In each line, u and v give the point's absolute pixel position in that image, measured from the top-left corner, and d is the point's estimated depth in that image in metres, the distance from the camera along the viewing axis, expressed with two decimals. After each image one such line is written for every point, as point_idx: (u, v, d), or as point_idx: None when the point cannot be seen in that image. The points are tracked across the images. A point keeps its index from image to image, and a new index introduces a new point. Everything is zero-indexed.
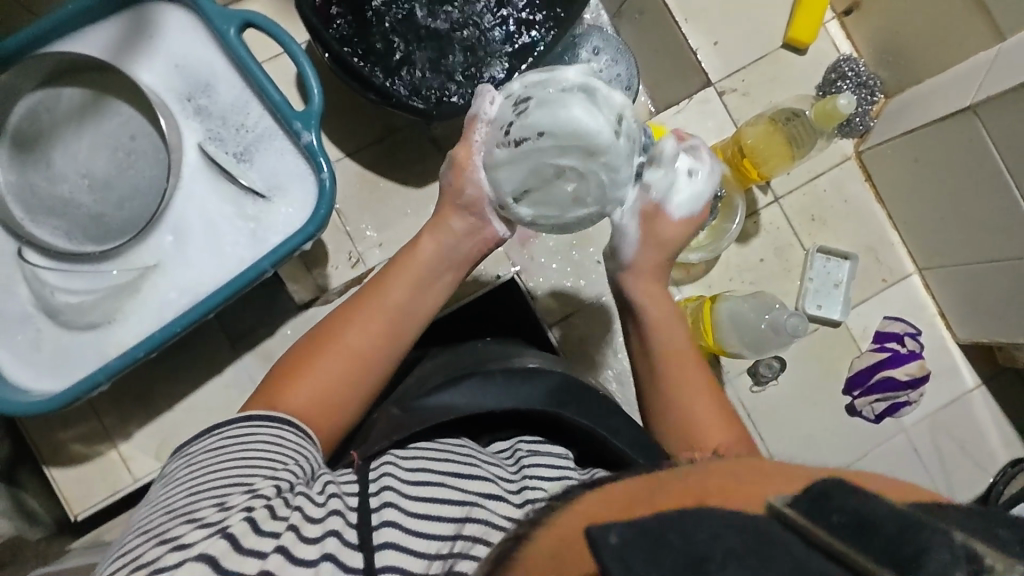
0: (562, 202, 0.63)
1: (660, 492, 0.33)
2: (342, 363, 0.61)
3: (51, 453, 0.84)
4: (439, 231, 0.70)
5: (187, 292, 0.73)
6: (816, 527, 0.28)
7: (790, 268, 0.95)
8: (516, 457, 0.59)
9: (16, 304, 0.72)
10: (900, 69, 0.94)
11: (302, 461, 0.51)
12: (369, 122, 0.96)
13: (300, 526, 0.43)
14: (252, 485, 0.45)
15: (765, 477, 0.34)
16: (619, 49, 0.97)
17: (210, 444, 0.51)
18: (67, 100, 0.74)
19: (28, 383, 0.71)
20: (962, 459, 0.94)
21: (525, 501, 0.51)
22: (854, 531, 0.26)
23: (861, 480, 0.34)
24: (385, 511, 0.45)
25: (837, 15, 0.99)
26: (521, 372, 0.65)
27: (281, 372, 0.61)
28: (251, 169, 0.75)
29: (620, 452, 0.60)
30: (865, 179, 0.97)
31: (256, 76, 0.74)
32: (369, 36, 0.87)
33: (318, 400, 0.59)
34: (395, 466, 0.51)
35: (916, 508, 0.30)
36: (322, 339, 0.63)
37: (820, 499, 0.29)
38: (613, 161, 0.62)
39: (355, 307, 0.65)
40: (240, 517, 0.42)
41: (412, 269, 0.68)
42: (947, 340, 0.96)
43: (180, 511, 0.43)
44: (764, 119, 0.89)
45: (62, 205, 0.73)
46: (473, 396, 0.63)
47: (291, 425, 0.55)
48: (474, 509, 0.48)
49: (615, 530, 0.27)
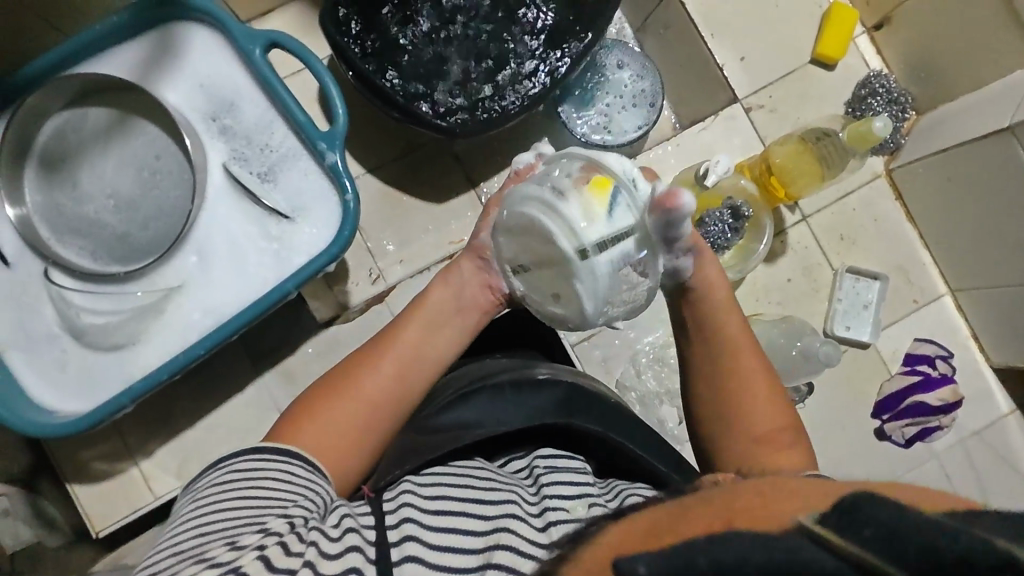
0: (549, 291, 0.61)
1: (683, 523, 0.33)
2: (356, 407, 0.63)
3: (73, 470, 0.84)
4: (449, 277, 0.74)
5: (210, 313, 0.73)
6: (848, 542, 0.27)
7: (818, 288, 0.94)
8: (534, 475, 0.61)
9: (43, 324, 0.72)
10: (931, 83, 0.92)
11: (314, 496, 0.52)
12: (391, 139, 0.95)
13: (317, 563, 0.44)
14: (264, 523, 0.46)
15: (790, 493, 0.34)
16: (644, 64, 0.98)
17: (217, 478, 0.52)
18: (94, 120, 0.74)
19: (52, 404, 0.71)
20: (999, 486, 0.91)
21: (548, 524, 0.53)
22: (884, 543, 0.26)
23: (894, 491, 0.34)
24: (407, 545, 0.46)
25: (867, 29, 0.97)
26: (530, 383, 0.70)
27: (295, 415, 0.62)
28: (275, 189, 0.75)
29: (636, 456, 0.66)
30: (895, 197, 0.95)
31: (282, 97, 0.74)
32: (392, 53, 0.87)
33: (332, 442, 0.60)
34: (414, 495, 0.53)
35: (947, 516, 0.29)
36: (338, 385, 0.64)
37: (848, 511, 0.28)
38: (580, 275, 0.55)
39: (367, 352, 0.68)
40: (253, 556, 0.42)
41: (426, 312, 0.72)
42: (981, 362, 0.94)
43: (189, 554, 0.44)
44: (793, 139, 0.87)
45: (88, 225, 0.74)
46: (485, 410, 0.69)
47: (299, 460, 0.56)
48: (503, 536, 0.49)
49: (644, 560, 0.29)
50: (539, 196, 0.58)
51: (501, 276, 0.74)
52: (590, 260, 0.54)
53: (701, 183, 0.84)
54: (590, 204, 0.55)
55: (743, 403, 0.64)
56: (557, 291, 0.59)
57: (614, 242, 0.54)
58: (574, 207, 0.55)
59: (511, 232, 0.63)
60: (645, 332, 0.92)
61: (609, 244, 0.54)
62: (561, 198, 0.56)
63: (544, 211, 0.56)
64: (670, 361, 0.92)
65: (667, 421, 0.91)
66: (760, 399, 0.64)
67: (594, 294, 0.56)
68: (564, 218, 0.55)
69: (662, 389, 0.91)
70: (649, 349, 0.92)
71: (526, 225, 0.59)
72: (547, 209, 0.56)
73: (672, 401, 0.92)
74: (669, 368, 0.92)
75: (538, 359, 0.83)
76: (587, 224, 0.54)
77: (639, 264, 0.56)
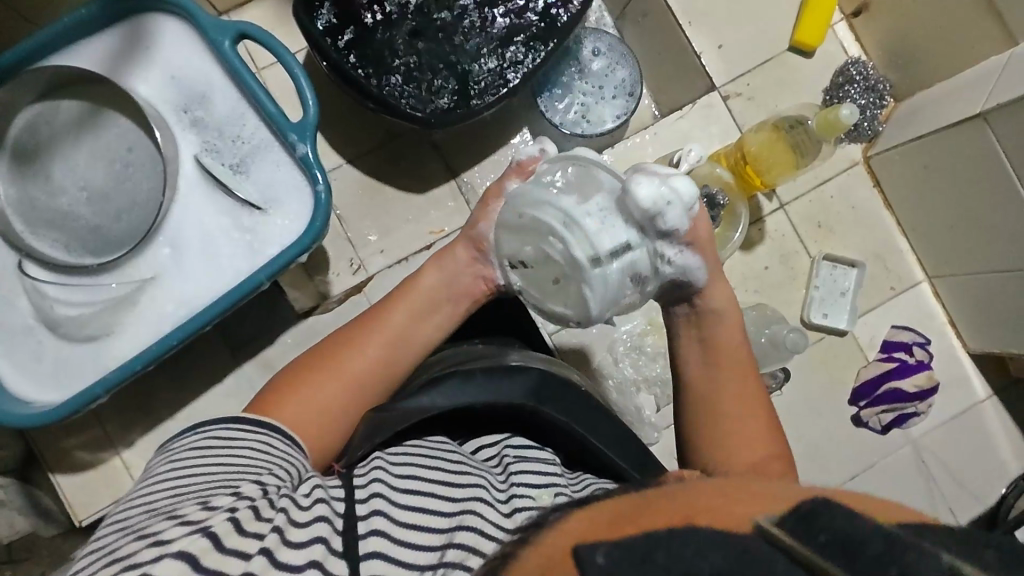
0: (549, 290, 0.62)
1: (646, 510, 0.34)
2: (338, 382, 0.66)
3: (56, 460, 0.85)
4: (443, 262, 0.76)
5: (184, 305, 0.74)
6: (803, 545, 0.29)
7: (796, 276, 0.94)
8: (504, 463, 0.62)
9: (17, 316, 0.73)
10: (909, 72, 0.92)
11: (289, 466, 0.54)
12: (370, 129, 0.96)
13: (284, 531, 0.44)
14: (237, 488, 0.48)
15: (752, 491, 0.35)
16: (622, 53, 0.98)
17: (195, 442, 0.54)
18: (65, 113, 0.75)
19: (30, 393, 0.72)
20: (973, 472, 0.91)
21: (513, 510, 0.54)
22: (839, 551, 0.27)
23: (846, 494, 0.35)
24: (374, 519, 0.47)
25: (845, 16, 0.96)
26: (502, 369, 0.69)
27: (277, 387, 0.65)
28: (247, 181, 0.75)
29: (600, 450, 0.66)
30: (873, 183, 0.95)
31: (252, 89, 0.74)
32: (366, 43, 0.87)
33: (310, 412, 0.63)
34: (385, 472, 0.53)
35: (898, 526, 0.31)
36: (322, 363, 0.67)
37: (806, 519, 0.29)
38: (592, 283, 0.57)
39: (353, 332, 0.71)
40: (223, 517, 0.44)
41: (415, 296, 0.74)
42: (958, 349, 0.94)
43: (161, 510, 0.46)
44: (768, 126, 0.86)
45: (62, 218, 0.73)
46: (454, 395, 0.66)
47: (279, 433, 0.58)
48: (465, 518, 0.50)
49: (603, 549, 0.30)
50: (553, 203, 0.59)
51: (496, 268, 0.75)
52: (603, 267, 0.57)
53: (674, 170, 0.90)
54: (604, 216, 0.57)
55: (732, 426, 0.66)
56: (558, 289, 0.60)
57: (623, 250, 0.57)
58: (591, 216, 0.57)
59: (509, 232, 0.65)
60: (622, 320, 0.93)
61: (620, 254, 0.57)
62: (573, 206, 0.58)
63: (562, 221, 0.57)
64: (647, 349, 0.92)
65: (644, 408, 0.91)
66: (756, 427, 0.66)
67: (599, 301, 0.58)
68: (583, 228, 0.56)
69: (639, 376, 0.92)
70: (626, 337, 0.92)
71: (535, 229, 0.60)
72: (564, 217, 0.57)
73: (649, 388, 0.92)
74: (646, 356, 0.92)
75: (517, 347, 0.83)
76: (602, 234, 0.56)
77: (640, 272, 0.60)
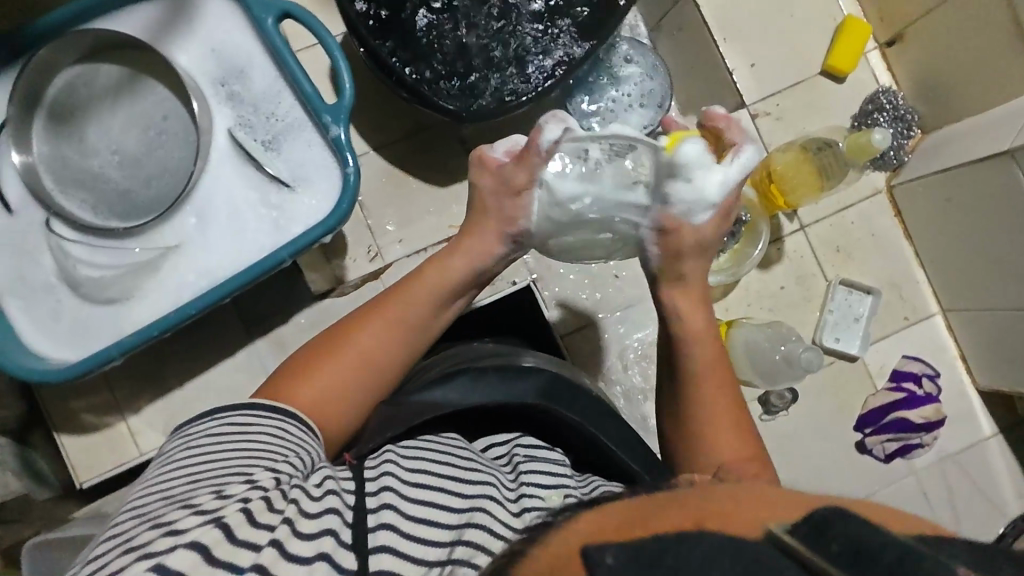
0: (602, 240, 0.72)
1: (658, 515, 0.33)
2: (356, 369, 0.65)
3: (63, 420, 0.85)
4: (470, 249, 0.73)
5: (205, 275, 0.74)
6: (816, 554, 0.28)
7: (811, 298, 0.94)
8: (513, 462, 0.62)
9: (40, 273, 0.73)
10: (938, 105, 0.92)
11: (302, 454, 0.54)
12: (400, 119, 0.97)
13: (294, 521, 0.44)
14: (250, 476, 0.48)
15: (768, 500, 0.35)
16: (652, 65, 0.99)
17: (211, 429, 0.54)
18: (105, 77, 0.76)
19: (46, 350, 0.72)
20: (973, 508, 0.91)
21: (523, 509, 0.54)
22: (851, 559, 0.27)
23: (860, 505, 0.35)
24: (384, 513, 0.47)
25: (879, 45, 0.97)
26: (515, 369, 0.69)
27: (293, 371, 0.64)
28: (278, 159, 0.76)
29: (609, 451, 0.67)
30: (894, 214, 0.96)
31: (290, 68, 0.75)
32: (403, 32, 0.87)
33: (329, 400, 0.63)
34: (396, 466, 0.53)
35: (914, 539, 0.30)
36: (338, 348, 0.66)
37: (819, 529, 0.29)
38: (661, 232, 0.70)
39: (371, 315, 0.69)
40: (235, 508, 0.43)
41: (438, 282, 0.72)
42: (967, 384, 0.94)
43: (177, 498, 0.46)
44: (795, 147, 0.87)
45: (92, 179, 0.75)
46: (466, 393, 0.67)
47: (296, 420, 0.58)
48: (475, 515, 0.50)
49: (611, 551, 0.29)
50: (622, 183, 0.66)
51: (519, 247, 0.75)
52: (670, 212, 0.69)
53: None
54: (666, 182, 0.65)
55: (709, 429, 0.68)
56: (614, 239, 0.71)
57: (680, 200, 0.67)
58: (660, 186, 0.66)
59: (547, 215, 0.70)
60: (634, 328, 0.93)
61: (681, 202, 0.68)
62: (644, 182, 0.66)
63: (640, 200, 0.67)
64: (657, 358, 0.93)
65: (650, 417, 0.92)
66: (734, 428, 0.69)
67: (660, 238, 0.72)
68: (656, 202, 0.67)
69: (647, 385, 0.92)
70: (637, 344, 0.93)
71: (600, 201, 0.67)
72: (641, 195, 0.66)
73: None
74: None
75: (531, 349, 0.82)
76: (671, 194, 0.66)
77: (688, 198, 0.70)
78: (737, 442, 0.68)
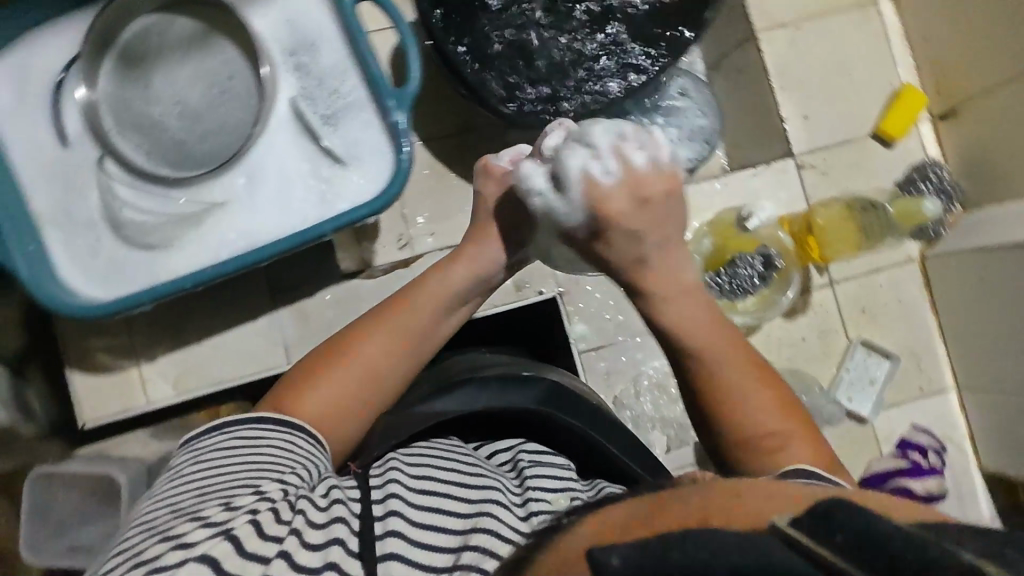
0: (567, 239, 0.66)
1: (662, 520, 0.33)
2: (358, 377, 0.64)
3: (78, 356, 0.86)
4: (474, 258, 0.73)
5: (245, 236, 0.75)
6: (821, 546, 0.26)
7: (830, 354, 0.95)
8: (518, 467, 0.62)
9: (85, 207, 0.74)
10: (982, 183, 0.93)
11: (308, 466, 0.54)
12: (453, 116, 0.98)
13: (302, 533, 0.45)
14: (259, 487, 0.48)
15: (766, 499, 0.33)
16: (704, 103, 1.03)
17: (221, 442, 0.53)
18: (178, 28, 0.77)
19: (79, 285, 0.73)
20: None
21: (530, 514, 0.53)
22: (858, 548, 0.25)
23: (867, 500, 0.33)
24: (390, 520, 0.47)
25: (932, 117, 0.99)
26: (514, 380, 0.69)
27: (295, 380, 0.62)
28: (334, 134, 0.77)
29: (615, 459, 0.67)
30: (923, 284, 0.96)
31: (361, 47, 0.75)
32: (471, 31, 0.88)
33: (333, 409, 0.61)
34: (401, 473, 0.53)
35: (920, 526, 0.29)
36: (338, 356, 0.64)
37: (824, 517, 0.27)
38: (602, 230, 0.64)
39: (374, 322, 0.68)
40: (244, 521, 0.44)
41: (442, 291, 0.71)
42: (971, 464, 0.94)
43: (185, 511, 0.45)
44: (838, 204, 0.92)
45: (150, 125, 0.76)
46: (466, 402, 0.67)
47: (303, 430, 0.58)
48: (482, 520, 0.49)
49: (618, 553, 0.28)
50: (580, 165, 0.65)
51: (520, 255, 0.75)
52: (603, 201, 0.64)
53: (742, 223, 0.90)
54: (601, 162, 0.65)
55: (730, 401, 0.61)
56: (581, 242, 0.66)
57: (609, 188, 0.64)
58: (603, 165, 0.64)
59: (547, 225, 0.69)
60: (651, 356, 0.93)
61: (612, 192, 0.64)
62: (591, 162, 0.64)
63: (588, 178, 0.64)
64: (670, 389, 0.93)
65: (654, 446, 0.92)
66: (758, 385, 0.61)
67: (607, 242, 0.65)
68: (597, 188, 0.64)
69: (657, 415, 0.93)
70: (653, 372, 0.93)
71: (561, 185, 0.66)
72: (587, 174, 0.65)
73: (664, 428, 0.92)
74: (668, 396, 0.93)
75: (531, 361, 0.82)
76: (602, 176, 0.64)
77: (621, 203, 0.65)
78: (764, 408, 0.60)
